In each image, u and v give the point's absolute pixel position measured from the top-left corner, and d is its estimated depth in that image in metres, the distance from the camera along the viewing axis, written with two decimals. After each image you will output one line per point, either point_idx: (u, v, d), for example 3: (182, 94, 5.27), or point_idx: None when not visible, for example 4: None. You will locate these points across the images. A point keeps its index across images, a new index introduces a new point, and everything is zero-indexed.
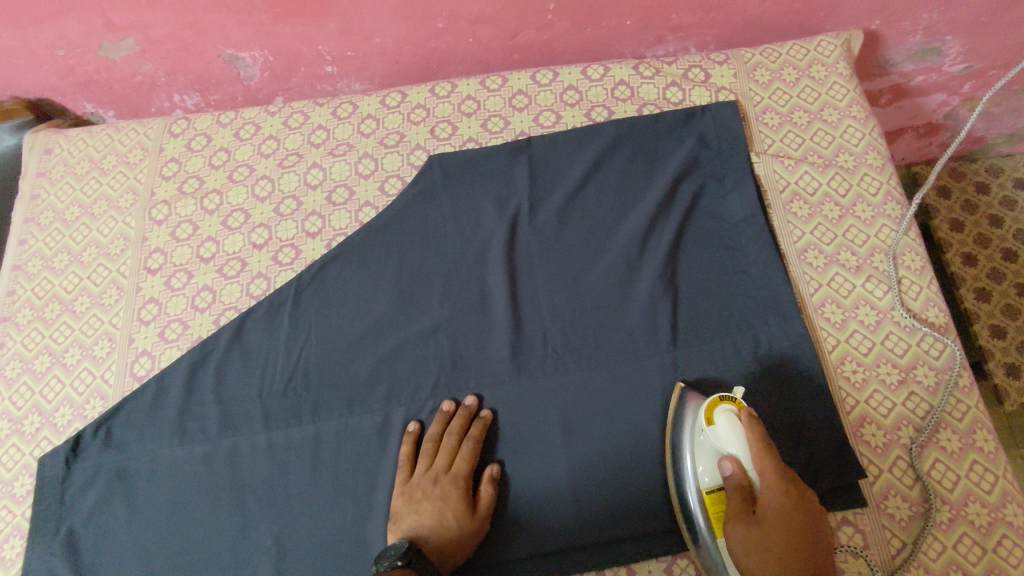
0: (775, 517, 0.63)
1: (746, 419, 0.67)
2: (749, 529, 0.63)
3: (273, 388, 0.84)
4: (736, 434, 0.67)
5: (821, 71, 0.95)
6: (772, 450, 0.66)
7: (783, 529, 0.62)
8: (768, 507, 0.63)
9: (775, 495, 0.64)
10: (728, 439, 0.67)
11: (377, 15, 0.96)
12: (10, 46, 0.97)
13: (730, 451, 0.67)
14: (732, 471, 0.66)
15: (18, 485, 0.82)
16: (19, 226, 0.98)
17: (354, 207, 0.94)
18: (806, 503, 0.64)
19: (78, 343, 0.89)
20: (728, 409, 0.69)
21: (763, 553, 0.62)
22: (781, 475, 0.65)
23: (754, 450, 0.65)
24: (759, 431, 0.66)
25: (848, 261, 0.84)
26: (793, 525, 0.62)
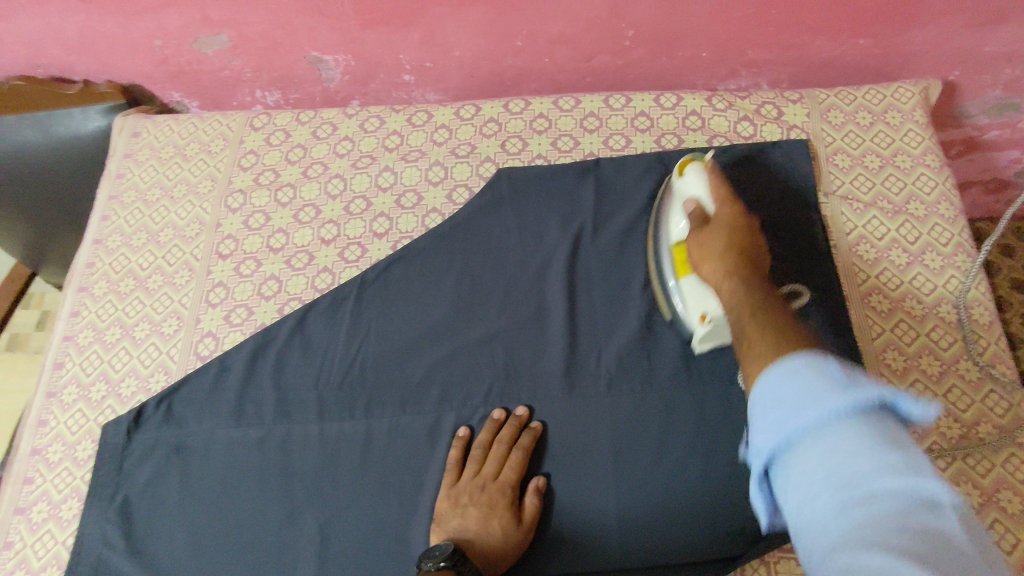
0: (725, 217, 0.72)
1: (711, 171, 0.79)
2: (699, 231, 0.73)
3: (330, 380, 0.86)
4: (700, 179, 0.78)
5: (896, 117, 0.95)
6: (729, 190, 0.76)
7: (727, 223, 0.71)
8: (721, 213, 0.73)
9: (727, 200, 0.74)
10: (694, 184, 0.79)
11: (460, 29, 0.99)
12: (113, 33, 1.02)
13: (694, 192, 0.78)
14: (694, 200, 0.77)
15: (81, 449, 0.85)
16: (103, 202, 1.03)
17: (421, 212, 0.96)
18: (750, 220, 0.72)
19: (148, 319, 0.92)
20: (697, 165, 0.81)
21: (709, 241, 0.70)
22: (735, 201, 0.74)
23: (710, 185, 0.77)
24: (720, 177, 0.78)
25: (913, 308, 0.84)
26: (737, 218, 0.71)
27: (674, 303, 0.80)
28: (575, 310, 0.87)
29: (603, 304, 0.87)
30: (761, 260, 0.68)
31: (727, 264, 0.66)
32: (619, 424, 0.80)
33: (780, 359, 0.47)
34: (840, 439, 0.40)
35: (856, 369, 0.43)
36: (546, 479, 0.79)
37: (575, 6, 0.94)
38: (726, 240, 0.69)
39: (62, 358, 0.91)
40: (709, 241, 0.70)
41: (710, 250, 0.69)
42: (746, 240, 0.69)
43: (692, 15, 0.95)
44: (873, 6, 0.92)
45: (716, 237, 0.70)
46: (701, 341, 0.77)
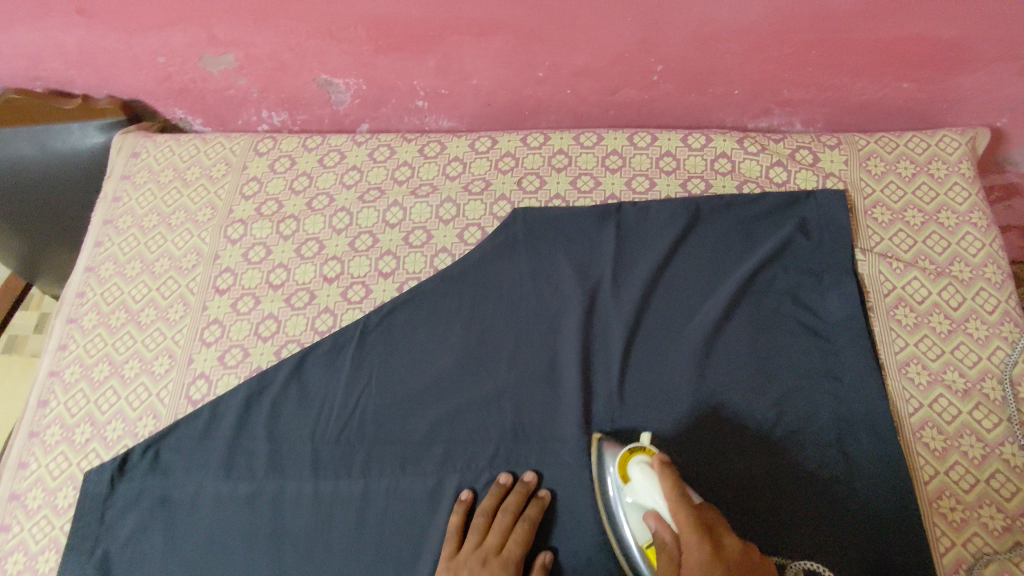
0: (693, 562, 0.55)
1: (657, 464, 0.66)
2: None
3: (327, 432, 0.81)
4: (650, 484, 0.66)
5: (941, 169, 0.89)
6: (674, 483, 0.63)
7: (694, 528, 0.57)
8: (687, 548, 0.56)
9: (683, 512, 0.59)
10: (647, 492, 0.66)
11: (479, 58, 0.93)
12: (114, 49, 0.98)
13: (651, 504, 0.65)
14: (652, 511, 0.65)
15: (62, 496, 0.81)
16: (98, 227, 0.98)
17: (430, 252, 0.91)
18: (725, 542, 0.57)
19: (138, 356, 0.88)
20: (642, 460, 0.69)
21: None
22: (686, 500, 0.61)
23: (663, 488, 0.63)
24: (666, 468, 0.65)
25: (954, 382, 0.78)
26: (706, 537, 0.56)
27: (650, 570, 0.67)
28: (590, 366, 0.82)
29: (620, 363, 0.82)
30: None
31: None
32: None
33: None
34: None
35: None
36: (552, 554, 0.74)
37: (602, 39, 0.88)
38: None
39: (47, 395, 0.87)
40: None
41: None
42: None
43: (727, 53, 0.89)
44: (922, 51, 0.86)
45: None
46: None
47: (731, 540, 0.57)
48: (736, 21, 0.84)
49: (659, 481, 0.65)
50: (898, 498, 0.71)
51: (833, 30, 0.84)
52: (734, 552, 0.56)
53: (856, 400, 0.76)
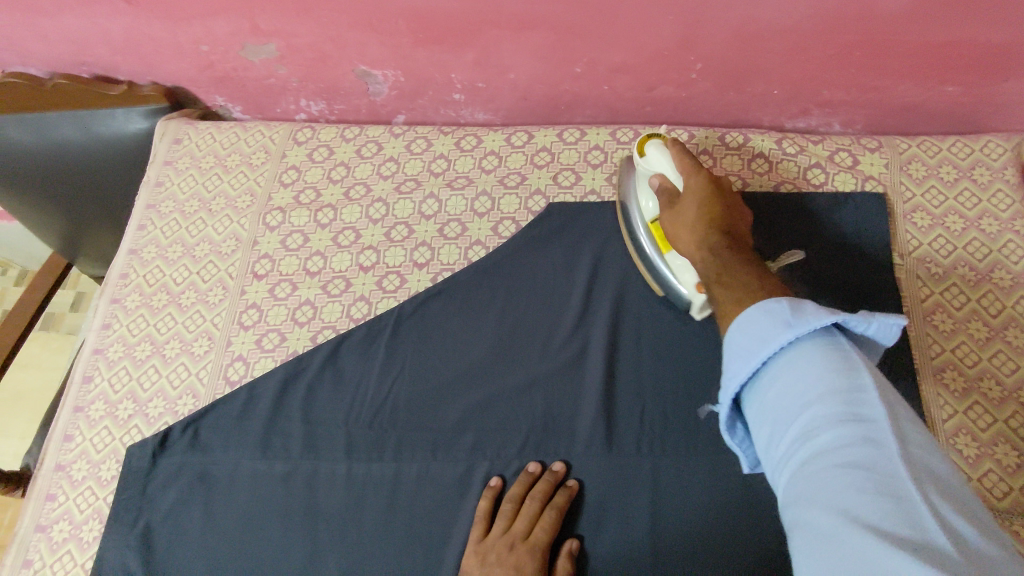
0: (692, 190, 0.72)
1: (672, 145, 0.78)
2: (673, 207, 0.74)
3: (360, 417, 0.83)
4: (663, 156, 0.77)
5: (984, 174, 0.88)
6: (689, 156, 0.76)
7: (696, 171, 0.74)
8: (688, 186, 0.73)
9: (690, 166, 0.75)
10: (657, 163, 0.78)
11: (517, 52, 0.94)
12: (160, 37, 1.00)
13: (658, 172, 0.78)
14: (659, 177, 0.77)
15: (105, 468, 0.84)
16: (141, 210, 1.01)
17: (465, 243, 0.92)
18: (715, 182, 0.73)
19: (179, 336, 0.90)
20: (657, 142, 0.79)
21: (683, 211, 0.72)
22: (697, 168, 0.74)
23: (674, 159, 0.76)
24: (682, 149, 0.77)
25: (991, 390, 0.77)
26: (708, 189, 0.72)
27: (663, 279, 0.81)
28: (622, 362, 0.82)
29: (649, 360, 0.82)
30: (738, 230, 0.68)
31: (700, 238, 0.68)
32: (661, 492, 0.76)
33: (757, 305, 0.52)
34: (796, 369, 0.47)
35: (804, 305, 0.50)
36: (580, 542, 0.75)
37: (642, 36, 0.88)
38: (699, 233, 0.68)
39: (91, 371, 0.90)
40: (685, 210, 0.72)
41: (687, 221, 0.71)
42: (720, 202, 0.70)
43: (767, 52, 0.88)
44: (969, 54, 0.85)
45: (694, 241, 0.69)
46: (700, 307, 0.78)
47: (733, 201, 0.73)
48: (778, 20, 0.84)
49: (671, 154, 0.77)
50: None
51: (878, 30, 0.83)
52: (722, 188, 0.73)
53: None
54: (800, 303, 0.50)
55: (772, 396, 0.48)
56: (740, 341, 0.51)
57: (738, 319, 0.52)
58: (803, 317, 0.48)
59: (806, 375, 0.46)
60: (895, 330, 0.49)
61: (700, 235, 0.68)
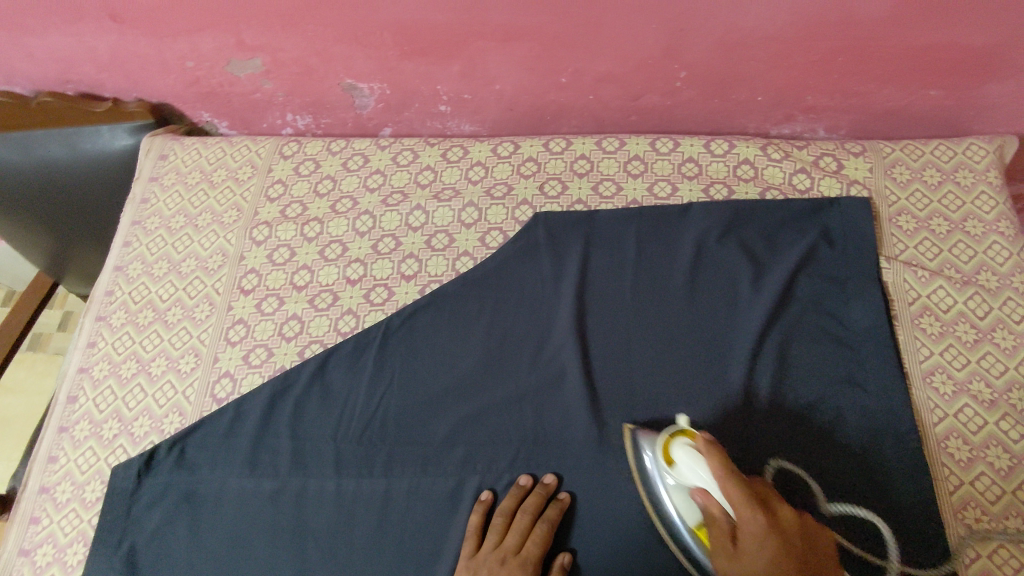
0: (757, 546, 0.56)
1: (704, 445, 0.65)
2: (732, 556, 0.59)
3: (349, 432, 0.82)
4: (697, 463, 0.65)
5: (968, 177, 0.89)
6: (734, 469, 0.62)
7: (752, 502, 0.58)
8: (746, 533, 0.57)
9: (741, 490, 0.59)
10: (691, 471, 0.66)
11: (503, 64, 0.94)
12: (145, 53, 1.00)
13: (697, 483, 0.65)
14: (699, 490, 0.64)
15: (90, 489, 0.82)
16: (126, 227, 1.00)
17: (452, 255, 0.92)
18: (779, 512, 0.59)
19: (165, 354, 0.89)
20: (687, 442, 0.68)
21: (749, 570, 0.56)
22: (749, 486, 0.60)
23: (715, 476, 0.62)
24: (717, 451, 0.64)
25: (981, 392, 0.77)
26: (773, 536, 0.56)
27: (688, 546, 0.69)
28: (612, 371, 0.82)
29: (640, 369, 0.82)
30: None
31: None
32: None
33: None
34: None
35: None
36: (571, 555, 0.74)
37: (626, 45, 0.89)
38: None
39: (76, 391, 0.89)
40: (752, 568, 0.56)
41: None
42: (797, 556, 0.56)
43: (751, 59, 0.89)
44: (949, 58, 0.86)
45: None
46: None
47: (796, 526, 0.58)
48: (761, 28, 0.84)
49: (708, 461, 0.63)
50: (919, 503, 0.71)
51: (859, 36, 0.84)
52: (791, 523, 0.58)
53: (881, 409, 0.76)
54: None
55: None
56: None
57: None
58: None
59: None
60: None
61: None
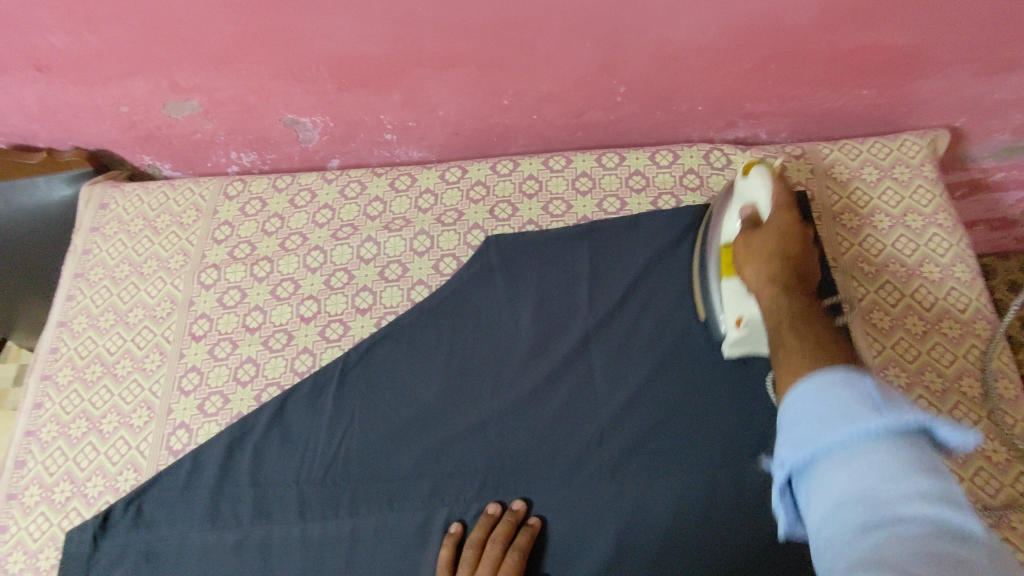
0: (776, 226, 0.68)
1: (776, 177, 0.73)
2: (751, 233, 0.70)
3: (311, 475, 0.80)
4: (764, 185, 0.72)
5: (905, 172, 0.91)
6: (787, 190, 0.71)
7: (786, 207, 0.69)
8: (770, 221, 0.69)
9: (783, 204, 0.70)
10: (757, 188, 0.72)
11: (443, 90, 0.94)
12: (77, 101, 0.97)
13: (752, 200, 0.73)
14: (750, 205, 0.73)
15: (43, 558, 0.79)
16: (69, 280, 0.97)
17: (406, 285, 0.91)
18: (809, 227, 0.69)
19: (116, 409, 0.87)
20: (763, 169, 0.74)
21: (756, 248, 0.68)
22: (789, 194, 0.71)
23: (773, 195, 0.71)
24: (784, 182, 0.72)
25: (933, 383, 0.79)
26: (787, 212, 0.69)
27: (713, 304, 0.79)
28: (574, 389, 0.82)
29: (601, 386, 0.82)
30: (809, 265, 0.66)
31: (772, 270, 0.65)
32: (624, 519, 0.75)
33: (818, 370, 0.47)
34: (864, 458, 0.40)
35: (893, 391, 0.43)
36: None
37: (564, 65, 0.89)
38: (773, 265, 0.65)
39: (24, 455, 0.86)
40: (758, 242, 0.68)
41: (755, 251, 0.68)
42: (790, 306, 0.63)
43: (687, 71, 0.90)
44: (876, 59, 0.88)
45: (760, 269, 0.66)
46: (732, 343, 0.76)
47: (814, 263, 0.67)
48: (693, 40, 0.86)
49: (773, 187, 0.71)
50: None
51: (788, 42, 0.86)
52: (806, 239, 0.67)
53: None
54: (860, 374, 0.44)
55: (840, 472, 0.40)
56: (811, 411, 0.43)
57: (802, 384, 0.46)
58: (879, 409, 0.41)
59: (887, 469, 0.39)
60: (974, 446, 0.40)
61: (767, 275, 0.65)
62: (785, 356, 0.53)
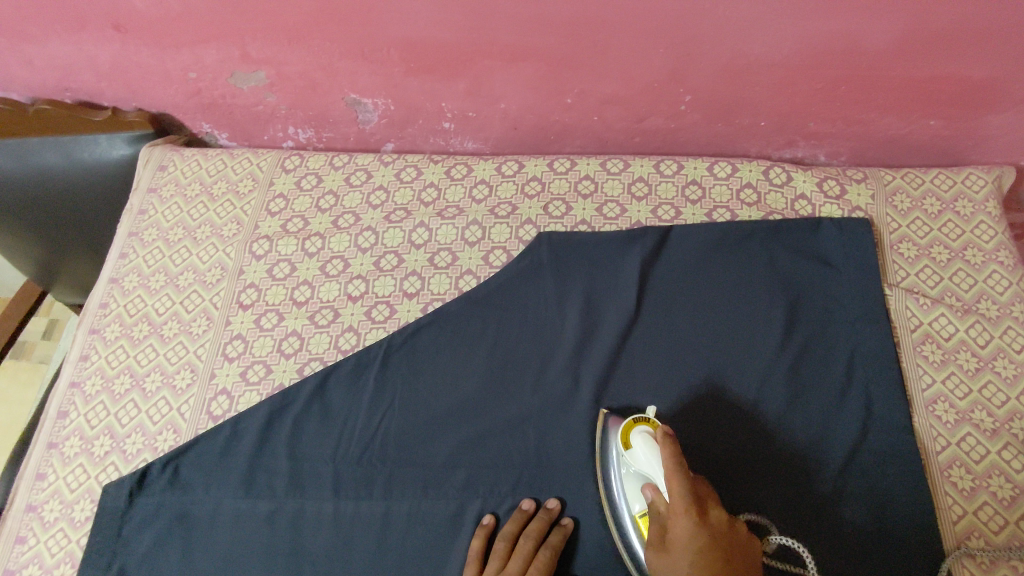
0: (677, 538, 0.61)
1: (660, 438, 0.66)
2: (660, 550, 0.62)
3: (348, 452, 0.80)
4: (652, 456, 0.67)
5: (967, 207, 0.90)
6: (678, 460, 0.64)
7: (686, 506, 0.61)
8: (673, 530, 0.61)
9: (680, 494, 0.62)
10: (646, 461, 0.68)
11: (508, 84, 0.94)
12: (147, 64, 0.98)
13: (648, 475, 0.67)
14: (649, 482, 0.67)
15: (79, 508, 0.80)
16: (123, 239, 0.98)
17: (455, 273, 0.91)
18: (710, 514, 0.62)
19: (160, 369, 0.88)
20: (645, 431, 0.70)
21: (673, 569, 0.60)
22: (683, 472, 0.63)
23: (664, 471, 0.63)
24: (668, 441, 0.65)
25: (982, 422, 0.77)
26: (695, 534, 0.60)
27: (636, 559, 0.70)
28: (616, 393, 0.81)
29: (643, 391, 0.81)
30: (734, 564, 0.60)
31: None
32: None
33: None
34: None
35: None
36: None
37: (632, 69, 0.89)
38: None
39: (66, 406, 0.87)
40: (670, 570, 0.60)
41: None
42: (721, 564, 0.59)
43: (756, 85, 0.90)
44: (949, 89, 0.87)
45: (682, 565, 0.59)
46: None
47: (716, 511, 0.62)
48: (767, 55, 0.85)
49: (661, 454, 0.65)
50: (921, 522, 0.72)
51: (861, 65, 0.85)
52: (720, 529, 0.61)
53: (884, 422, 0.77)
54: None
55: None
56: None
57: None
58: None
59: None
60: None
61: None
62: None
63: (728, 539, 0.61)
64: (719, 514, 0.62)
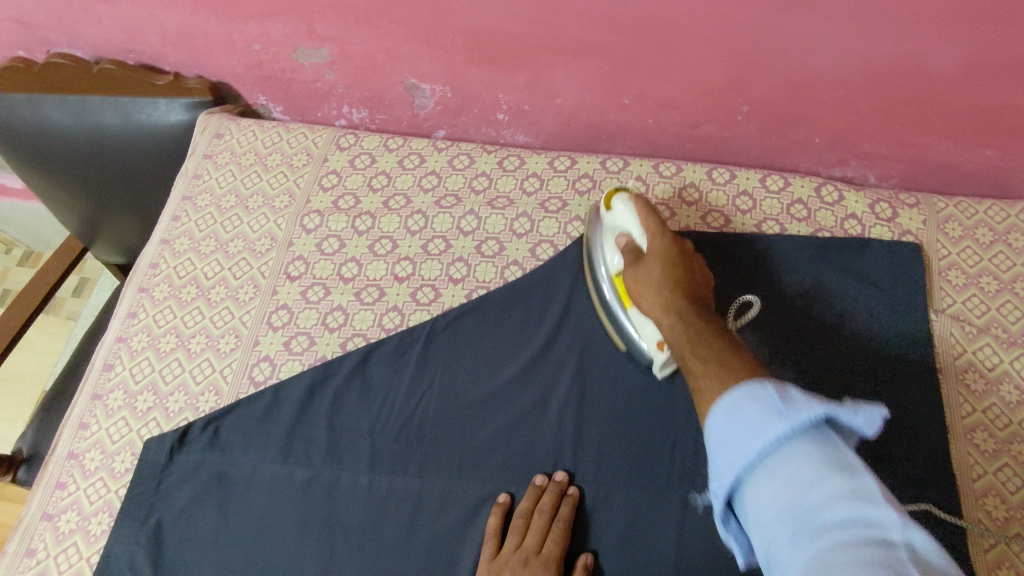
0: (658, 249, 0.74)
1: (636, 199, 0.79)
2: (637, 269, 0.75)
3: (385, 429, 0.82)
4: (630, 210, 0.78)
5: (1019, 240, 0.89)
6: (656, 218, 0.77)
7: (660, 231, 0.76)
8: (651, 246, 0.75)
9: (653, 229, 0.76)
10: (624, 217, 0.79)
11: (568, 79, 0.95)
12: (214, 32, 1.00)
13: (624, 228, 0.79)
14: (626, 234, 0.79)
15: (119, 460, 0.82)
16: (177, 202, 1.00)
17: (501, 262, 0.92)
18: (680, 243, 0.75)
19: (205, 332, 0.89)
20: (624, 195, 0.80)
21: (648, 278, 0.72)
22: (663, 228, 0.76)
23: (640, 215, 0.77)
24: (647, 204, 0.78)
25: (1021, 454, 0.77)
26: (668, 254, 0.73)
27: (627, 335, 0.82)
28: (654, 392, 0.82)
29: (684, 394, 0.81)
30: (700, 288, 0.71)
31: (666, 296, 0.69)
32: (686, 527, 0.75)
33: (741, 382, 0.48)
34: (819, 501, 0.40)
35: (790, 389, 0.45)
36: (594, 557, 0.75)
37: (693, 75, 0.90)
38: (665, 293, 0.69)
39: (112, 359, 0.89)
40: (647, 273, 0.73)
41: (650, 284, 0.72)
42: (683, 278, 0.71)
43: (816, 100, 0.90)
44: (1011, 120, 0.87)
45: (658, 295, 0.70)
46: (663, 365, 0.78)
47: (684, 242, 0.76)
48: (831, 71, 0.85)
49: (638, 209, 0.78)
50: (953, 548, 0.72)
51: (925, 89, 0.85)
52: (686, 249, 0.74)
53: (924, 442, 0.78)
54: (786, 386, 0.46)
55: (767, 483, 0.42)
56: (725, 428, 0.46)
57: (722, 401, 0.48)
58: (795, 407, 0.43)
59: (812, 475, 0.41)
60: (882, 423, 0.43)
61: (668, 301, 0.68)
62: (710, 386, 0.52)
63: (692, 260, 0.74)
64: (688, 244, 0.76)
